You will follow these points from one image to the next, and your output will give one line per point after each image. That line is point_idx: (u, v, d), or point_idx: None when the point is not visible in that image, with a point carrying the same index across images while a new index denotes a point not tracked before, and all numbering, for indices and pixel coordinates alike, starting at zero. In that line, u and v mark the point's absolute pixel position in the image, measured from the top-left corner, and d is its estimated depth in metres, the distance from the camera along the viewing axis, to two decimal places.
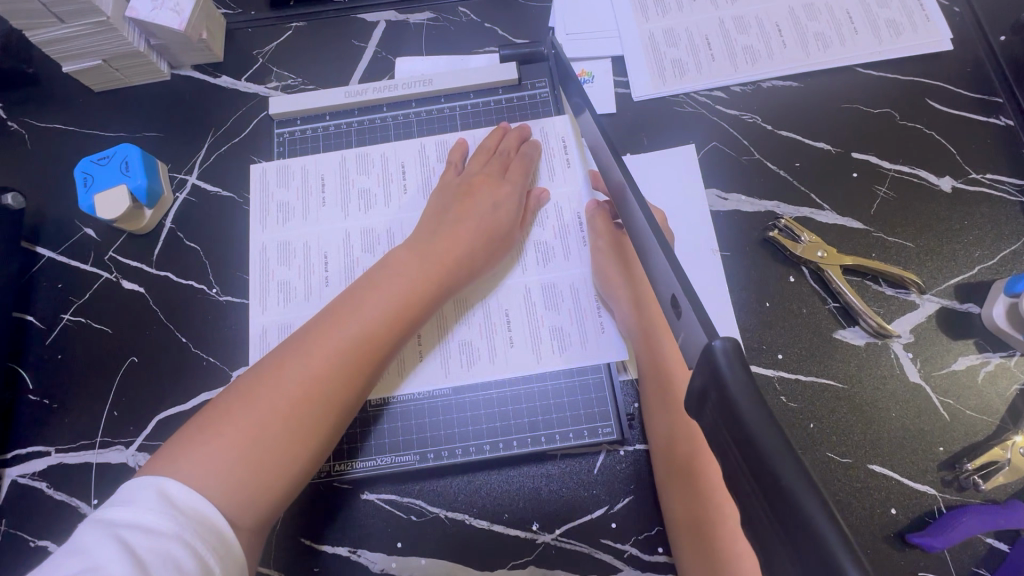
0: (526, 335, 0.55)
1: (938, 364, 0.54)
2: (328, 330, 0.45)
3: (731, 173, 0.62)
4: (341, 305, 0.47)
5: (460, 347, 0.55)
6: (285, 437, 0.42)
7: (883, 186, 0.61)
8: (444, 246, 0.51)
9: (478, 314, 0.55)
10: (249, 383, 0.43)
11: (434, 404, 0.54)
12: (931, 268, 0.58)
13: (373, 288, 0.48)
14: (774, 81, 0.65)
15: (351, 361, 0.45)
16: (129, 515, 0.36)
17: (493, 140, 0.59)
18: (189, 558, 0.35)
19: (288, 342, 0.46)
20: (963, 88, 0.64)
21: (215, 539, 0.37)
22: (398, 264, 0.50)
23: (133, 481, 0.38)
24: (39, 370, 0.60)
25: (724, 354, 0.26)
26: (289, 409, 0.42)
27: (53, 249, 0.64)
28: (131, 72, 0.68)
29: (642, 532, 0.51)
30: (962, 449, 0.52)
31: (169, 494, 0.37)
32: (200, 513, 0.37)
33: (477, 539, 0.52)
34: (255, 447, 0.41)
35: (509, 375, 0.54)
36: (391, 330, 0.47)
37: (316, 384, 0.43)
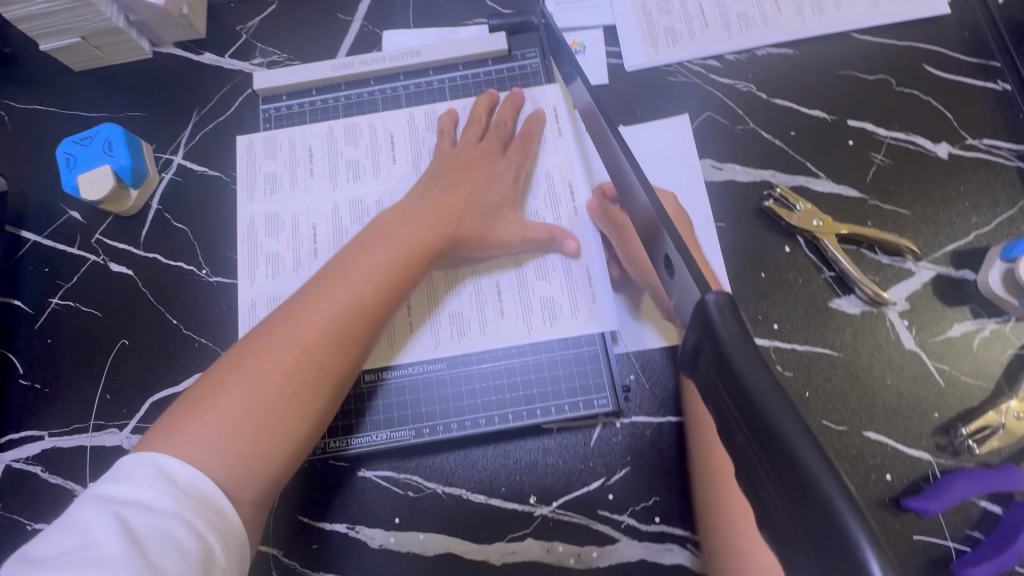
0: (520, 307, 0.54)
1: (933, 331, 0.54)
2: (316, 299, 0.45)
3: (726, 143, 0.61)
4: (328, 274, 0.46)
5: (453, 320, 0.54)
6: (280, 408, 0.41)
7: (879, 153, 0.60)
8: (434, 213, 0.50)
9: (471, 289, 0.55)
10: (239, 356, 0.43)
11: (429, 378, 0.54)
12: (926, 236, 0.57)
13: (360, 255, 0.47)
14: (768, 49, 0.64)
15: (342, 330, 0.44)
16: (127, 491, 0.36)
17: (483, 109, 0.58)
18: (188, 535, 0.35)
19: (276, 314, 0.45)
20: (961, 53, 0.62)
21: (214, 516, 0.37)
22: (386, 232, 0.49)
23: (131, 456, 0.38)
24: (29, 355, 0.59)
25: (716, 306, 0.26)
26: (281, 379, 0.42)
27: (38, 232, 0.63)
28: (110, 51, 0.66)
29: (639, 503, 0.51)
30: (957, 415, 0.52)
31: (166, 470, 0.37)
32: (199, 489, 0.37)
33: (475, 513, 0.52)
34: (249, 419, 0.40)
35: (503, 347, 0.54)
36: (381, 297, 0.46)
37: (308, 354, 0.43)
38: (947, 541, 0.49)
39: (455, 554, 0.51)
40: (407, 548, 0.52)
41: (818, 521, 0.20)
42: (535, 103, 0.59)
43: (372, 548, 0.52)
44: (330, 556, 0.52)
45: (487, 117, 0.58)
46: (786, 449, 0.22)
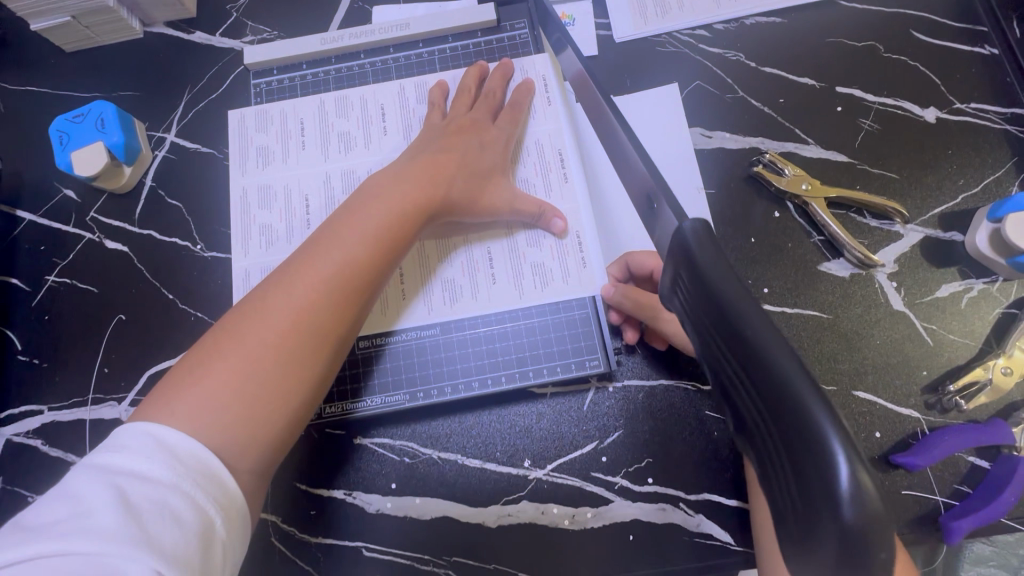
0: (513, 275, 0.55)
1: (922, 292, 0.55)
2: (309, 263, 0.45)
3: (715, 112, 0.61)
4: (319, 238, 0.47)
5: (447, 288, 0.55)
6: (279, 370, 0.42)
7: (867, 118, 0.60)
8: (424, 177, 0.50)
9: (464, 257, 0.55)
10: (233, 321, 0.43)
11: (424, 346, 0.54)
12: (914, 199, 0.58)
13: (350, 218, 0.47)
14: (757, 18, 0.64)
15: (335, 292, 0.45)
16: (126, 462, 0.35)
17: (473, 80, 0.58)
18: (187, 507, 0.35)
19: (268, 279, 0.45)
20: (948, 18, 0.63)
21: (216, 489, 0.37)
22: (375, 196, 0.49)
23: (130, 425, 0.38)
24: (26, 332, 0.60)
25: (693, 233, 0.27)
26: (279, 342, 0.42)
27: (33, 211, 0.63)
28: (101, 30, 0.66)
29: (632, 465, 0.52)
30: (944, 373, 0.53)
31: (166, 442, 0.37)
32: (200, 461, 0.37)
33: (471, 477, 0.53)
34: (247, 381, 0.41)
35: (497, 314, 0.54)
36: (374, 259, 0.47)
37: (303, 317, 0.43)
38: (935, 496, 0.50)
39: (452, 517, 0.52)
40: (404, 513, 0.52)
41: (788, 415, 0.21)
42: (526, 74, 0.60)
43: (369, 513, 0.52)
44: (328, 521, 0.53)
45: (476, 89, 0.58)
46: (758, 354, 0.22)
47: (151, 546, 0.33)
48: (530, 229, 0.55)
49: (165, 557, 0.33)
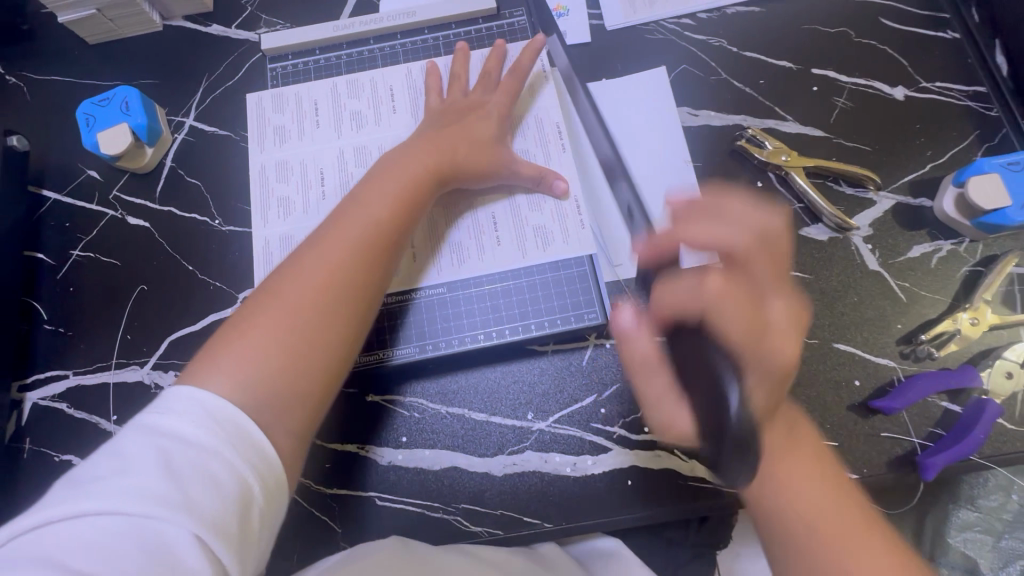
0: (517, 241, 0.59)
1: (895, 252, 0.59)
2: (338, 225, 0.50)
3: (701, 92, 0.66)
4: (346, 205, 0.52)
5: (458, 251, 0.59)
6: (314, 323, 0.46)
7: (842, 97, 0.65)
8: (431, 151, 0.55)
9: (469, 223, 0.59)
10: (273, 283, 0.47)
11: (442, 307, 0.58)
12: (887, 169, 0.62)
13: (372, 186, 0.53)
14: (737, 7, 0.69)
15: (361, 250, 0.49)
16: (173, 425, 0.38)
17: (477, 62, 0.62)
18: (227, 474, 0.37)
19: (304, 246, 0.49)
20: (912, 6, 0.68)
21: (255, 457, 0.39)
22: (390, 172, 0.54)
23: (176, 387, 0.40)
24: (51, 303, 0.63)
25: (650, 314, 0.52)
26: (313, 297, 0.46)
27: (58, 191, 0.67)
28: (124, 23, 0.71)
29: (628, 415, 0.56)
30: (917, 325, 0.57)
31: (207, 406, 0.39)
32: (239, 427, 0.39)
33: (478, 429, 0.56)
34: (289, 329, 0.45)
35: (503, 273, 0.58)
36: (392, 219, 0.51)
37: (332, 271, 0.47)
38: (911, 438, 0.54)
39: (461, 468, 0.55)
40: (414, 464, 0.55)
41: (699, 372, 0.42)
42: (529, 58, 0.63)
43: (381, 465, 0.56)
44: (341, 475, 0.55)
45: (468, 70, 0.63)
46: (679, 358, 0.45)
47: (192, 510, 0.35)
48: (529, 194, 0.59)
49: (207, 521, 0.35)
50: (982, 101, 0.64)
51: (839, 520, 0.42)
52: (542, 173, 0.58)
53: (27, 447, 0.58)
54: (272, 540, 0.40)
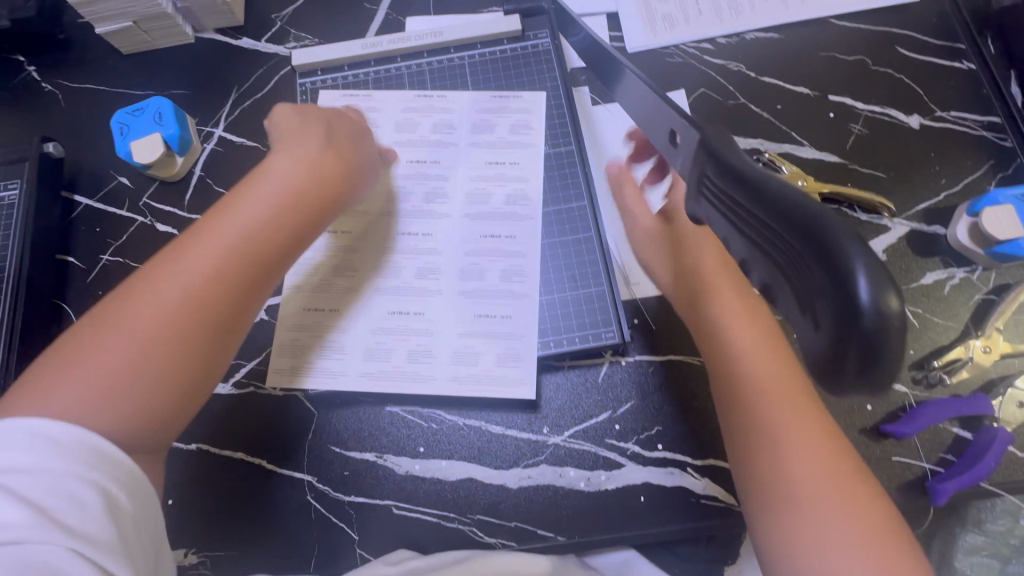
0: (500, 275, 0.60)
1: (908, 279, 0.60)
2: (191, 250, 0.45)
3: (718, 117, 0.68)
4: (201, 228, 0.46)
5: (421, 296, 0.60)
6: (170, 344, 0.42)
7: (858, 124, 0.66)
8: (323, 158, 0.52)
9: (421, 261, 0.62)
10: (124, 298, 0.43)
11: (441, 353, 0.59)
12: (901, 196, 0.63)
13: (236, 207, 0.47)
14: (756, 33, 0.70)
15: (233, 261, 0.45)
16: (6, 458, 0.35)
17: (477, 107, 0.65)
18: (89, 492, 0.36)
19: (166, 255, 0.45)
20: (929, 36, 0.69)
21: (113, 470, 0.38)
22: (274, 174, 0.50)
23: (1, 419, 0.37)
24: (81, 305, 0.65)
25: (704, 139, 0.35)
26: (171, 317, 0.42)
27: (90, 197, 0.69)
28: (158, 35, 0.73)
29: (643, 432, 0.57)
30: (930, 352, 0.57)
31: (45, 434, 0.36)
32: (88, 444, 0.37)
33: (494, 441, 0.57)
34: (124, 377, 0.40)
35: (490, 309, 0.60)
36: (261, 244, 0.47)
37: (184, 311, 0.43)
38: (922, 463, 0.55)
39: (476, 479, 0.56)
40: (430, 474, 0.57)
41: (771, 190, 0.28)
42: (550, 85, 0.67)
43: (398, 474, 0.57)
44: (360, 482, 0.57)
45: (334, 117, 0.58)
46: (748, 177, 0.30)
47: (62, 530, 0.34)
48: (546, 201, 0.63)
49: (81, 537, 0.35)
50: (997, 131, 0.65)
51: (782, 387, 0.46)
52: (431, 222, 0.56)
53: None
54: (158, 536, 0.41)
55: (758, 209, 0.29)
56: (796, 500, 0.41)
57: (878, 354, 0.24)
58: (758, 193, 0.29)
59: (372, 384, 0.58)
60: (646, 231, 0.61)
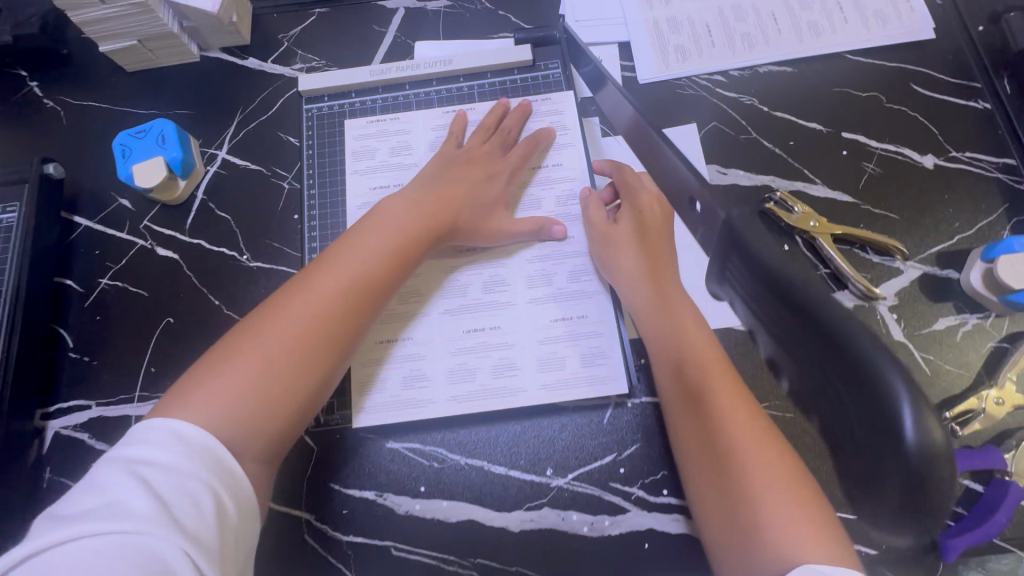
0: (569, 276, 0.62)
1: (920, 324, 0.59)
2: (334, 268, 0.52)
3: (729, 152, 0.66)
4: (335, 251, 0.54)
5: (501, 308, 0.61)
6: (293, 365, 0.48)
7: (871, 163, 0.65)
8: (438, 201, 0.58)
9: (486, 275, 0.62)
10: (261, 320, 0.50)
11: (526, 363, 0.59)
12: (914, 239, 0.62)
13: (368, 233, 0.55)
14: (770, 66, 0.69)
15: (352, 297, 0.51)
16: (148, 456, 0.41)
17: (496, 118, 0.66)
18: (205, 493, 0.40)
19: (297, 284, 0.52)
20: (945, 74, 0.68)
21: (226, 476, 0.42)
22: (394, 214, 0.56)
23: (146, 422, 0.43)
24: (78, 330, 0.63)
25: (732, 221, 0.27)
26: (295, 340, 0.49)
27: (91, 218, 0.68)
28: (163, 53, 0.72)
29: (648, 476, 0.56)
30: (941, 401, 0.57)
31: (181, 434, 0.42)
32: (211, 450, 0.42)
33: (497, 482, 0.56)
34: (275, 373, 0.47)
35: (569, 312, 0.61)
36: (388, 266, 0.54)
37: (322, 319, 0.50)
38: None
39: (477, 521, 0.55)
40: (431, 515, 0.56)
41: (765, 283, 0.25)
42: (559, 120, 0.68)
43: (399, 514, 0.56)
44: (359, 521, 0.56)
45: (494, 121, 0.66)
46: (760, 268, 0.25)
47: (176, 525, 0.38)
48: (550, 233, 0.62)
49: (189, 534, 0.38)
50: (1012, 173, 0.64)
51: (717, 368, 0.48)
52: (541, 224, 0.62)
53: (46, 475, 0.59)
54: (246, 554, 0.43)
55: (781, 310, 0.23)
56: (762, 507, 0.41)
57: (920, 485, 0.19)
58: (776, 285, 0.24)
59: (374, 416, 0.58)
60: (602, 228, 0.60)
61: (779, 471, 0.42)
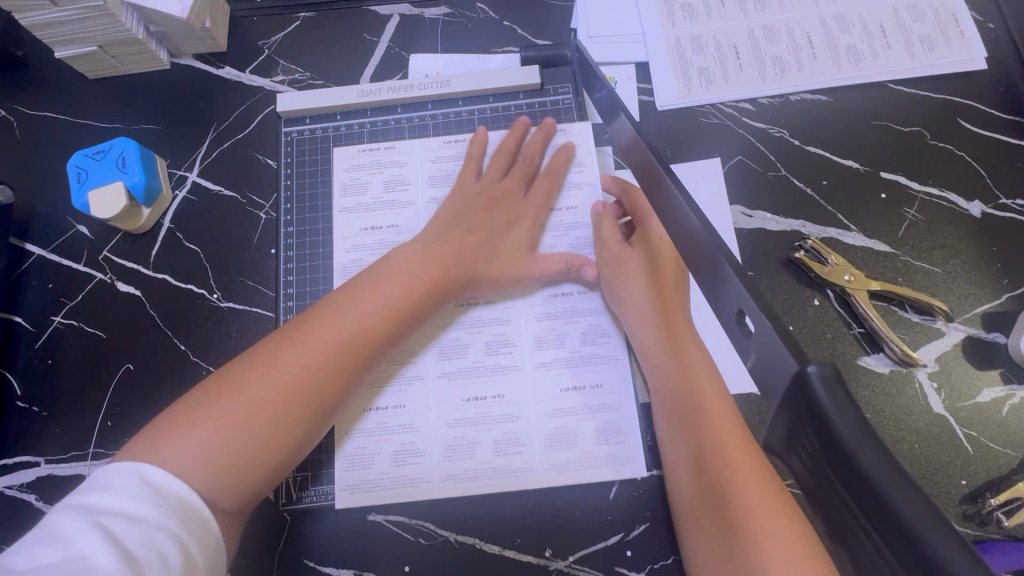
0: (581, 338, 0.56)
1: (963, 394, 0.53)
2: (337, 313, 0.46)
3: (755, 190, 0.60)
4: (340, 296, 0.48)
5: (506, 372, 0.55)
6: (277, 426, 0.42)
7: (911, 208, 0.59)
8: (451, 246, 0.53)
9: (490, 335, 0.56)
10: (246, 365, 0.43)
11: (532, 439, 0.53)
12: (958, 297, 0.56)
13: (381, 280, 0.49)
14: (803, 94, 0.62)
15: (353, 349, 0.45)
16: (115, 504, 0.35)
17: (517, 140, 0.60)
18: (176, 550, 0.35)
19: (295, 325, 0.46)
20: (995, 109, 0.62)
21: (200, 529, 0.37)
22: (410, 258, 0.51)
23: (113, 465, 0.37)
24: (26, 375, 0.57)
25: (820, 380, 0.23)
26: (283, 397, 0.42)
27: (44, 246, 0.61)
28: (128, 61, 0.64)
29: (657, 561, 0.50)
30: (984, 483, 0.51)
31: (152, 481, 0.37)
32: (186, 500, 0.37)
33: (491, 563, 0.51)
34: (243, 431, 0.40)
35: (582, 381, 0.55)
36: (397, 321, 0.48)
37: (311, 375, 0.43)
38: None
39: None
40: None
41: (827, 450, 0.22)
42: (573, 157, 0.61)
43: None
44: None
45: (517, 142, 0.60)
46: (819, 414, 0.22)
47: None
48: (557, 283, 0.57)
49: None
50: None
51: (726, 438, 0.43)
52: (569, 264, 0.56)
53: None
54: None
55: (846, 491, 0.21)
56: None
57: None
58: (840, 458, 0.21)
59: (359, 499, 0.52)
60: (612, 247, 0.56)
61: (781, 523, 0.35)
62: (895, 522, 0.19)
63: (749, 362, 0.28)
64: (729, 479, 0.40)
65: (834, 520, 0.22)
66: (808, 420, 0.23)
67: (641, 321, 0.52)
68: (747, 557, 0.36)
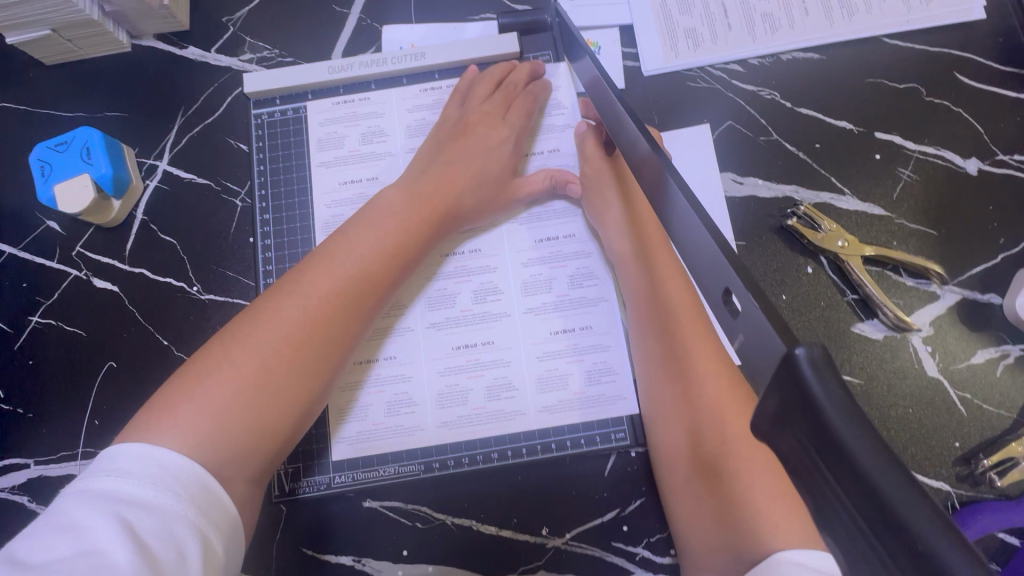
0: (570, 282, 0.55)
1: (958, 357, 0.53)
2: (326, 263, 0.44)
3: (746, 155, 0.58)
4: (327, 245, 0.46)
5: (494, 320, 0.54)
6: (290, 382, 0.41)
7: (906, 168, 0.57)
8: (437, 184, 0.51)
9: (479, 285, 0.55)
10: (247, 324, 0.42)
11: (524, 383, 0.53)
12: (953, 259, 0.55)
13: (364, 225, 0.47)
14: (795, 53, 0.60)
15: (346, 297, 0.44)
16: (130, 490, 0.33)
17: (503, 72, 0.58)
18: (195, 543, 0.33)
19: (286, 281, 0.44)
20: (994, 61, 0.59)
21: (219, 517, 0.35)
22: (395, 203, 0.49)
23: (125, 446, 0.35)
24: (8, 378, 0.56)
25: (809, 365, 0.22)
26: (291, 351, 0.41)
27: (14, 245, 0.59)
28: (85, 44, 0.60)
29: (654, 534, 0.51)
30: (978, 445, 0.51)
31: (166, 464, 0.34)
32: (202, 486, 0.35)
33: (489, 543, 0.51)
34: (255, 392, 0.39)
35: (572, 323, 0.54)
36: (387, 267, 0.46)
37: (315, 327, 0.42)
38: None
39: None
40: None
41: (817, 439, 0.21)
42: (552, 97, 0.59)
43: None
44: None
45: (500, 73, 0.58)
46: (808, 402, 0.21)
47: None
48: (542, 230, 0.56)
49: None
50: None
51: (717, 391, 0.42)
52: (552, 178, 0.55)
53: None
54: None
55: (836, 481, 0.20)
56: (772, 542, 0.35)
57: None
58: (830, 448, 0.20)
59: (349, 484, 0.52)
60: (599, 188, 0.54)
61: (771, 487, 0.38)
62: (884, 511, 0.19)
63: (738, 344, 0.27)
64: (724, 440, 0.41)
65: (824, 515, 0.21)
66: (796, 407, 0.22)
67: (627, 254, 0.51)
68: (738, 521, 0.38)
